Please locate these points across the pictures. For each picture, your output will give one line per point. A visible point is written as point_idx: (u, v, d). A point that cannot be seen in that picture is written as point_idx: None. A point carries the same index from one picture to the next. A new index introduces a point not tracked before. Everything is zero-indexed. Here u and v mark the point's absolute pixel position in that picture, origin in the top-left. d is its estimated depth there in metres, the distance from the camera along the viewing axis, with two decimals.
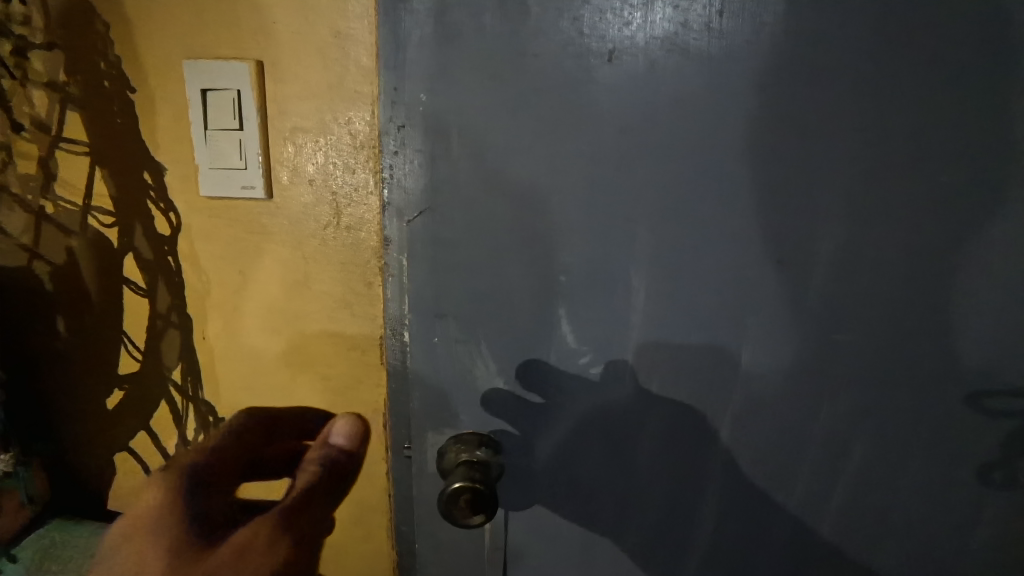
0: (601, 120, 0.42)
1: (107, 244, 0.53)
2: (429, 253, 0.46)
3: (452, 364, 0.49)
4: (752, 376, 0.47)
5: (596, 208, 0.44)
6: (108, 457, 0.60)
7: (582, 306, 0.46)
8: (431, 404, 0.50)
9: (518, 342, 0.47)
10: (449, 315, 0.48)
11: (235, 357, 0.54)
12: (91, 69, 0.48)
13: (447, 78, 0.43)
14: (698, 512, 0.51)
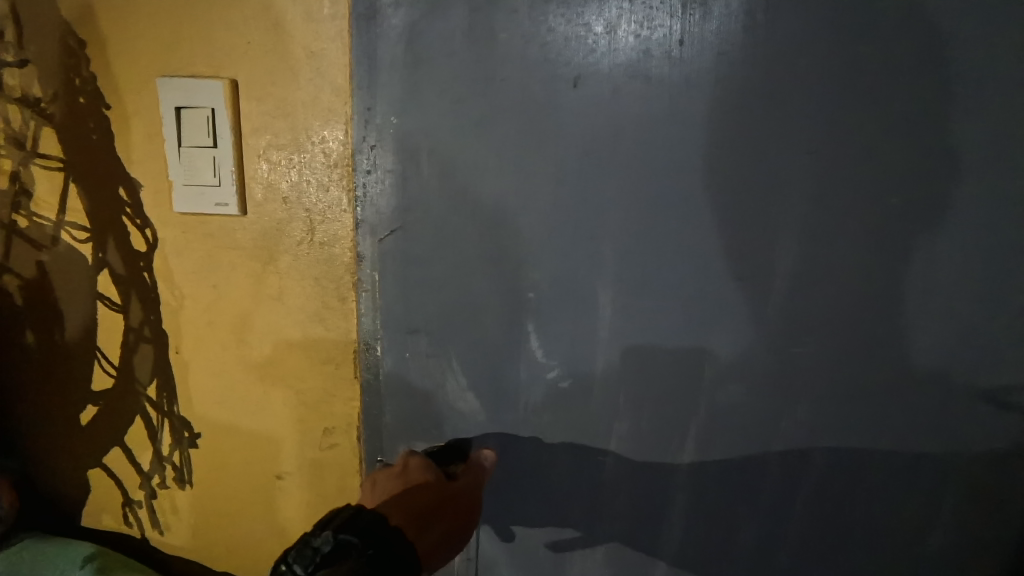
0: (565, 143, 0.43)
1: (79, 258, 0.52)
2: (400, 269, 0.48)
3: (422, 377, 0.50)
4: (718, 396, 0.47)
5: (562, 228, 0.45)
6: (80, 470, 0.60)
7: (549, 324, 0.47)
8: (402, 416, 0.52)
9: (487, 358, 0.49)
10: (420, 330, 0.49)
11: (210, 371, 0.55)
12: (66, 86, 0.48)
13: (417, 100, 0.44)
14: (669, 534, 0.51)
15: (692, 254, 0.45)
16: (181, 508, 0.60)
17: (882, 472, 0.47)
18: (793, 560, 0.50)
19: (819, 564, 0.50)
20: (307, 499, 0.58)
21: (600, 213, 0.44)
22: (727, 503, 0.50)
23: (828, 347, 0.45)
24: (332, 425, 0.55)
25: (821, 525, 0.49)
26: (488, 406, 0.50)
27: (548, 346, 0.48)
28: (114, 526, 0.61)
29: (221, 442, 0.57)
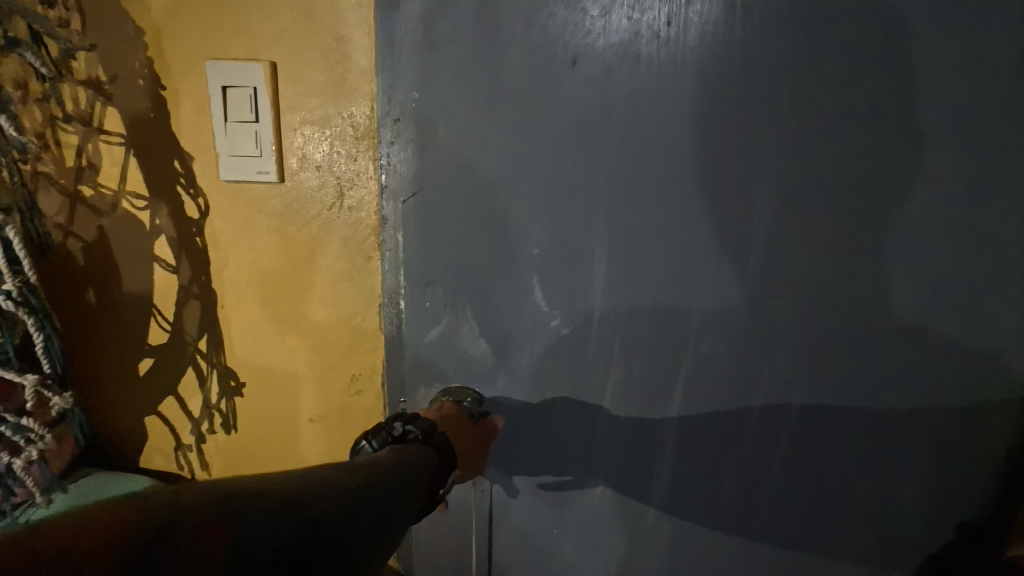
0: (564, 115, 0.48)
1: (136, 224, 0.59)
2: (419, 229, 0.53)
3: (439, 327, 0.55)
4: (705, 347, 0.51)
5: (562, 190, 0.49)
6: (135, 415, 0.67)
7: (551, 279, 0.52)
8: (420, 364, 0.57)
9: (497, 310, 0.54)
10: (437, 284, 0.54)
11: (251, 324, 0.62)
12: (127, 70, 0.55)
13: (433, 78, 0.49)
14: (662, 474, 0.56)
15: (681, 215, 0.48)
16: (224, 450, 0.67)
17: (855, 416, 0.51)
18: (774, 500, 0.55)
19: (799, 502, 0.54)
20: (336, 441, 0.65)
21: (596, 179, 0.48)
22: (712, 448, 0.54)
23: (805, 302, 0.49)
24: (359, 373, 0.62)
25: (802, 465, 0.53)
26: (497, 354, 0.55)
27: (550, 297, 0.52)
28: (165, 467, 0.69)
29: (260, 390, 0.64)
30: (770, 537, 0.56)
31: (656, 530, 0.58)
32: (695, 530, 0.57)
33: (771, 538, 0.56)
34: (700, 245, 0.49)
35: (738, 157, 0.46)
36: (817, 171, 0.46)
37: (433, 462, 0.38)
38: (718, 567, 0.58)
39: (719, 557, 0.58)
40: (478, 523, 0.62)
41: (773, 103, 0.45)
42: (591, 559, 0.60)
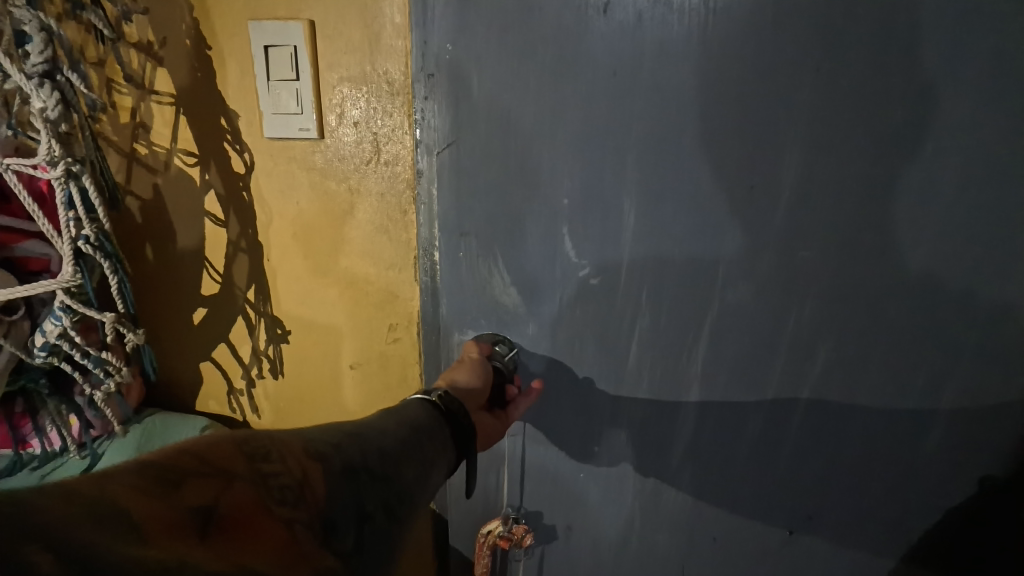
0: (595, 64, 0.48)
1: (188, 182, 0.63)
2: (452, 181, 0.55)
3: (473, 278, 0.58)
4: (733, 296, 0.52)
5: (593, 141, 0.50)
6: (191, 362, 0.72)
7: (580, 228, 0.53)
8: (455, 313, 0.60)
9: (527, 261, 0.55)
10: (470, 236, 0.56)
11: (295, 276, 0.66)
12: (174, 32, 0.57)
13: (466, 31, 0.51)
14: (687, 423, 0.57)
15: (710, 161, 0.48)
16: (272, 394, 0.72)
17: (883, 366, 0.51)
18: (796, 445, 0.56)
19: (821, 448, 0.56)
20: (374, 386, 0.69)
21: (624, 130, 0.49)
22: (736, 395, 0.55)
23: (837, 248, 0.49)
24: (396, 321, 0.66)
25: (827, 413, 0.54)
26: (528, 303, 0.57)
27: (579, 248, 0.53)
28: (220, 411, 0.74)
29: (304, 338, 0.68)
30: (792, 482, 0.57)
31: (679, 477, 0.60)
32: (718, 476, 0.59)
33: (791, 483, 0.57)
34: (727, 193, 0.49)
35: (775, 100, 0.46)
36: (854, 114, 0.45)
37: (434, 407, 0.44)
38: (739, 511, 0.60)
39: (740, 501, 0.59)
40: (509, 467, 0.65)
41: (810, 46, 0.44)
42: (614, 502, 0.63)
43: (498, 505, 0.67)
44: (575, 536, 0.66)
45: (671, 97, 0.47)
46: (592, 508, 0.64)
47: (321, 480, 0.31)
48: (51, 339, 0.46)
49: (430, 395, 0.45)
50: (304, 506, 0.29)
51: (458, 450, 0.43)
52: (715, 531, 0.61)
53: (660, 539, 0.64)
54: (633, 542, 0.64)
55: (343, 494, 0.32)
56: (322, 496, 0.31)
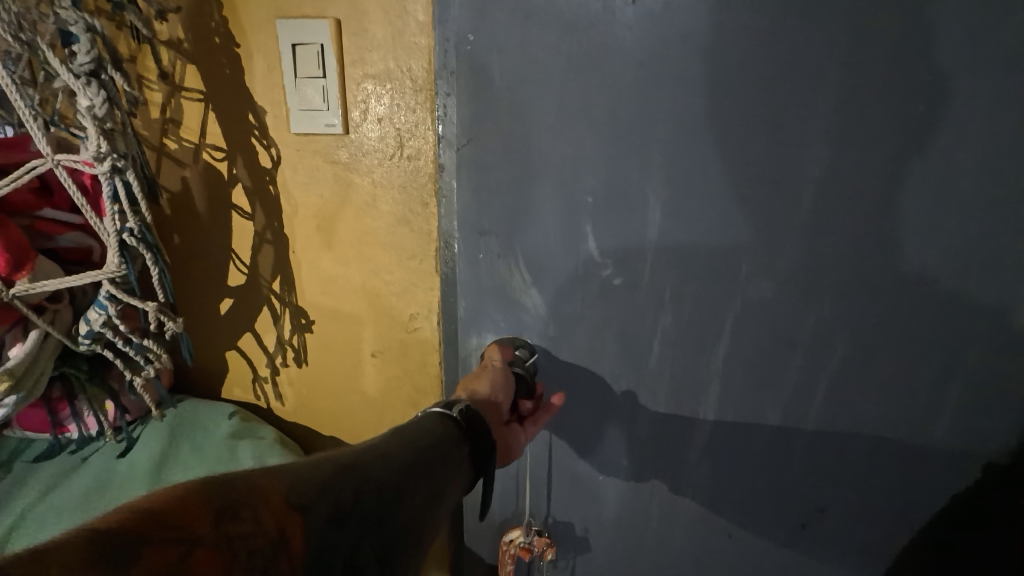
0: (621, 56, 0.48)
1: (216, 175, 0.65)
2: (473, 176, 0.56)
3: (494, 275, 0.59)
4: (752, 291, 0.53)
5: (616, 135, 0.51)
6: (217, 351, 0.75)
7: (603, 224, 0.54)
8: (476, 309, 0.62)
9: (548, 258, 0.56)
10: (491, 233, 0.57)
11: (318, 268, 0.68)
12: (203, 29, 0.59)
13: (490, 23, 0.51)
14: (704, 416, 0.58)
15: (732, 154, 0.49)
16: (294, 381, 0.75)
17: (898, 362, 0.52)
18: (811, 439, 0.57)
19: (837, 441, 0.57)
20: (394, 372, 0.72)
21: (650, 123, 0.49)
22: (752, 389, 0.56)
23: (863, 239, 0.49)
24: (416, 311, 0.68)
25: (842, 407, 0.55)
26: (549, 301, 0.58)
27: (602, 244, 0.54)
28: (245, 397, 0.77)
29: (326, 327, 0.71)
30: (805, 473, 0.59)
31: (696, 469, 0.61)
32: (733, 469, 0.60)
33: (803, 474, 0.59)
34: (750, 188, 0.50)
35: (797, 93, 0.46)
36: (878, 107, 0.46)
37: (453, 427, 0.44)
38: (755, 503, 0.61)
39: (755, 493, 0.61)
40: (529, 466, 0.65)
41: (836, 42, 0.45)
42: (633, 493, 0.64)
43: (521, 514, 0.68)
44: (592, 526, 0.67)
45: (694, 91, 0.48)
46: (609, 500, 0.65)
47: (302, 531, 0.31)
48: (96, 327, 0.48)
49: (450, 409, 0.46)
50: (282, 564, 0.30)
51: (474, 468, 0.45)
52: (730, 524, 0.63)
53: (677, 531, 0.65)
54: (650, 533, 0.66)
55: (329, 541, 0.32)
56: (301, 548, 0.31)
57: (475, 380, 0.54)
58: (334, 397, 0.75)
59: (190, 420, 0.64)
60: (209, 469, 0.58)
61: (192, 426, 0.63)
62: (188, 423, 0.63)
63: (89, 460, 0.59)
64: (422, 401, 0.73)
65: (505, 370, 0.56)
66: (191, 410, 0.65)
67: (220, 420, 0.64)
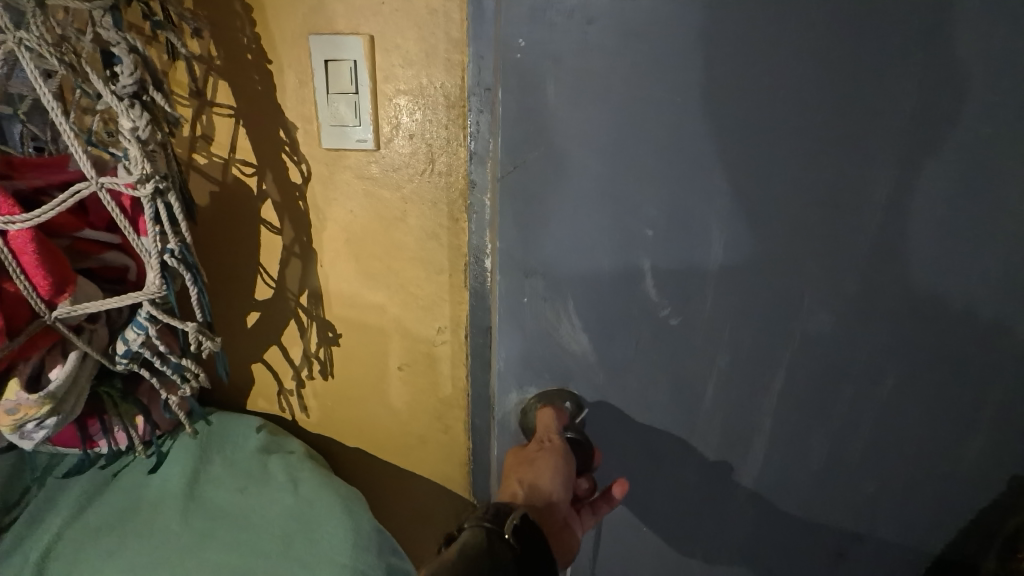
0: (694, 66, 0.40)
1: (246, 190, 0.65)
2: (519, 210, 0.46)
3: (537, 320, 0.51)
4: (812, 329, 0.50)
5: (685, 160, 0.43)
6: (243, 365, 0.75)
7: (664, 262, 0.47)
8: (513, 362, 0.54)
9: (601, 302, 0.49)
10: (536, 274, 0.49)
11: (345, 282, 0.68)
12: (235, 45, 0.58)
13: (544, 20, 0.40)
14: (751, 452, 0.56)
15: (813, 182, 0.44)
16: (320, 393, 0.75)
17: (943, 389, 0.51)
18: (854, 466, 0.56)
19: (887, 464, 0.56)
20: (421, 385, 0.72)
21: (723, 145, 0.43)
22: (799, 423, 0.54)
23: (934, 267, 0.46)
24: (444, 324, 0.68)
25: (885, 436, 0.54)
26: (599, 347, 0.52)
27: (660, 284, 0.48)
28: (270, 408, 0.77)
29: (353, 340, 0.71)
30: (845, 501, 0.58)
31: (739, 504, 0.59)
32: (775, 501, 0.59)
33: (842, 501, 0.58)
34: (831, 218, 0.45)
35: (882, 116, 0.41)
36: (965, 130, 0.42)
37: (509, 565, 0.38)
38: (800, 526, 0.60)
39: (798, 520, 0.60)
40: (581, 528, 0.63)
41: (930, 60, 0.40)
42: (682, 523, 0.62)
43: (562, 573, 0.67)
44: (637, 557, 0.65)
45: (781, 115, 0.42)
46: (658, 532, 0.62)
47: None
48: (134, 346, 0.48)
49: (501, 526, 0.39)
50: None
51: None
52: (768, 550, 0.62)
53: (723, 555, 0.63)
54: (694, 561, 0.64)
55: None
56: None
57: (535, 466, 0.48)
58: (359, 410, 0.75)
59: (219, 436, 0.64)
60: (245, 485, 0.58)
61: (220, 441, 0.63)
62: (217, 441, 0.62)
63: (119, 477, 0.59)
64: (447, 411, 0.73)
65: (561, 444, 0.51)
66: (219, 425, 0.65)
67: (249, 435, 0.64)
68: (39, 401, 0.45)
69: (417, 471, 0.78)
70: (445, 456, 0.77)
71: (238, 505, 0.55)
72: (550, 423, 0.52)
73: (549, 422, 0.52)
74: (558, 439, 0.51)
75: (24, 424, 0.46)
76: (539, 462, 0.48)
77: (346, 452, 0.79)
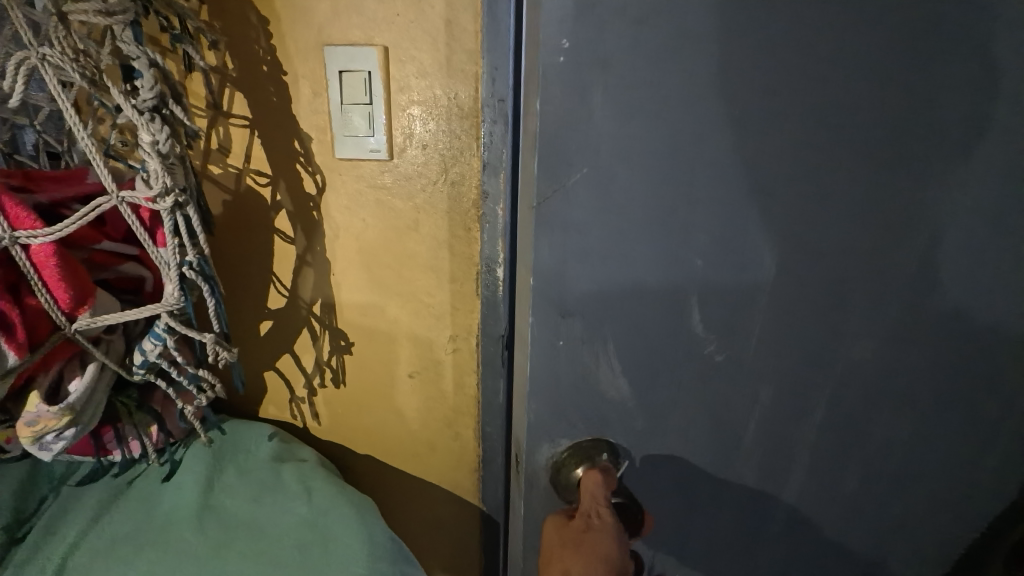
0: (749, 85, 0.38)
1: (259, 200, 0.65)
2: (558, 245, 0.43)
3: (572, 364, 0.47)
4: (856, 362, 0.47)
5: (736, 187, 0.40)
6: (254, 373, 0.75)
7: (711, 296, 0.44)
8: (545, 410, 0.49)
9: (644, 341, 0.46)
10: (577, 316, 0.45)
11: (358, 291, 0.68)
12: (250, 56, 0.59)
13: (592, 40, 0.37)
14: (787, 490, 0.53)
15: (857, 195, 0.41)
16: (331, 400, 0.75)
17: (979, 415, 0.50)
18: (891, 501, 0.53)
19: (924, 491, 0.53)
20: (432, 392, 0.72)
21: (775, 169, 0.40)
22: (839, 458, 0.51)
23: (982, 283, 0.44)
24: (456, 333, 0.68)
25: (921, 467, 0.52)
26: (638, 390, 0.48)
27: (705, 319, 0.45)
28: (281, 416, 0.77)
29: (365, 348, 0.71)
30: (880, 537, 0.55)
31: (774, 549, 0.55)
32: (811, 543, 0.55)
33: (877, 537, 0.55)
34: (875, 231, 0.42)
35: (930, 128, 0.39)
36: (1007, 141, 0.40)
37: None
38: (836, 565, 0.57)
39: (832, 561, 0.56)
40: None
41: (972, 66, 0.38)
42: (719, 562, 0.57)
43: None
44: None
45: (817, 124, 0.39)
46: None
47: None
48: (151, 357, 0.49)
49: None
50: None
51: None
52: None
53: None
54: None
55: None
56: None
57: (581, 551, 0.45)
58: (370, 417, 0.75)
59: (231, 445, 0.64)
60: (258, 495, 0.58)
61: (232, 451, 0.63)
62: (230, 449, 0.63)
63: (134, 484, 0.59)
64: (458, 419, 0.73)
65: (609, 520, 0.46)
66: (231, 434, 0.65)
67: (260, 445, 0.65)
68: (59, 414, 0.45)
69: (428, 478, 0.78)
70: (455, 464, 0.77)
71: (253, 514, 0.56)
72: (595, 491, 0.48)
73: (595, 490, 0.48)
74: (605, 513, 0.46)
75: (43, 435, 0.46)
76: (585, 547, 0.45)
77: (357, 460, 0.79)
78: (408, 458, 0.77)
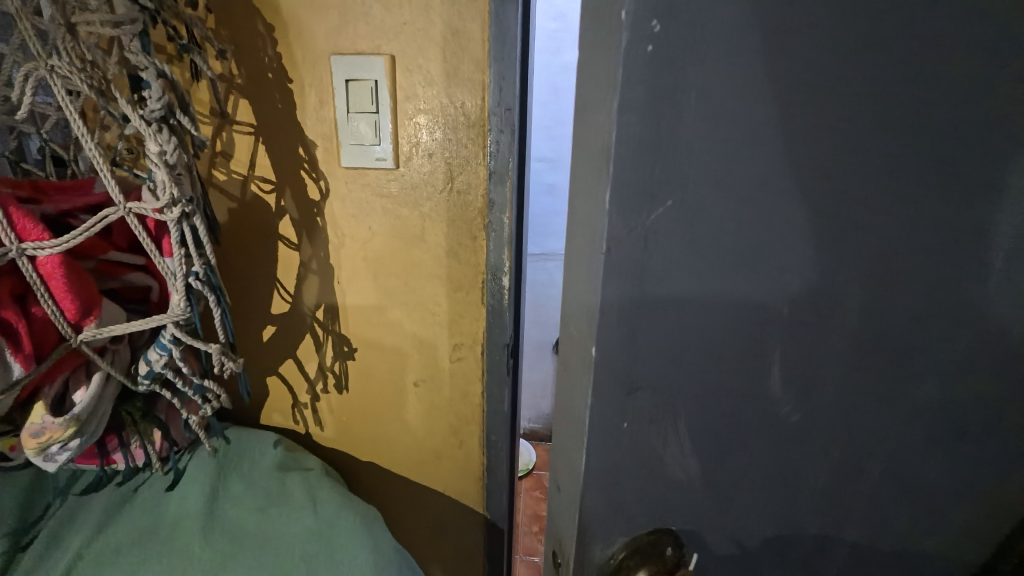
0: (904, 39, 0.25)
1: (264, 207, 0.65)
2: (626, 286, 0.28)
3: (632, 449, 0.33)
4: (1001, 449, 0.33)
5: (869, 186, 0.27)
6: (258, 382, 0.74)
7: (822, 347, 0.31)
8: (595, 515, 0.34)
9: (731, 414, 0.32)
10: (645, 389, 0.31)
11: (363, 299, 0.68)
12: (257, 64, 0.59)
13: None
14: None
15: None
16: (335, 407, 0.75)
17: None
18: None
19: None
20: (436, 400, 0.72)
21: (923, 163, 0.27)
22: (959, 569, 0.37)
23: None
24: (461, 340, 0.68)
25: None
26: (718, 480, 0.34)
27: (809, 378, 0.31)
28: (284, 423, 0.76)
29: (370, 355, 0.71)
30: None
31: None
32: None
33: None
34: None
35: None
36: None
37: None
38: None
39: None
40: None
41: None
42: None
43: None
44: None
45: (959, 129, 0.27)
46: None
47: None
48: (157, 367, 0.48)
49: None
50: None
51: None
52: None
53: None
54: None
55: None
56: None
57: None
58: (374, 425, 0.75)
59: (235, 455, 0.64)
60: (264, 505, 0.58)
61: (237, 460, 0.63)
62: (234, 459, 0.63)
63: (139, 492, 0.59)
64: (463, 427, 0.73)
65: None
66: (236, 444, 0.65)
67: (264, 454, 0.65)
68: (64, 425, 0.45)
69: (433, 486, 0.78)
70: (459, 472, 0.76)
71: (258, 524, 0.56)
72: None
73: None
74: None
75: (48, 447, 0.46)
76: None
77: (361, 467, 0.79)
78: (412, 466, 0.77)
